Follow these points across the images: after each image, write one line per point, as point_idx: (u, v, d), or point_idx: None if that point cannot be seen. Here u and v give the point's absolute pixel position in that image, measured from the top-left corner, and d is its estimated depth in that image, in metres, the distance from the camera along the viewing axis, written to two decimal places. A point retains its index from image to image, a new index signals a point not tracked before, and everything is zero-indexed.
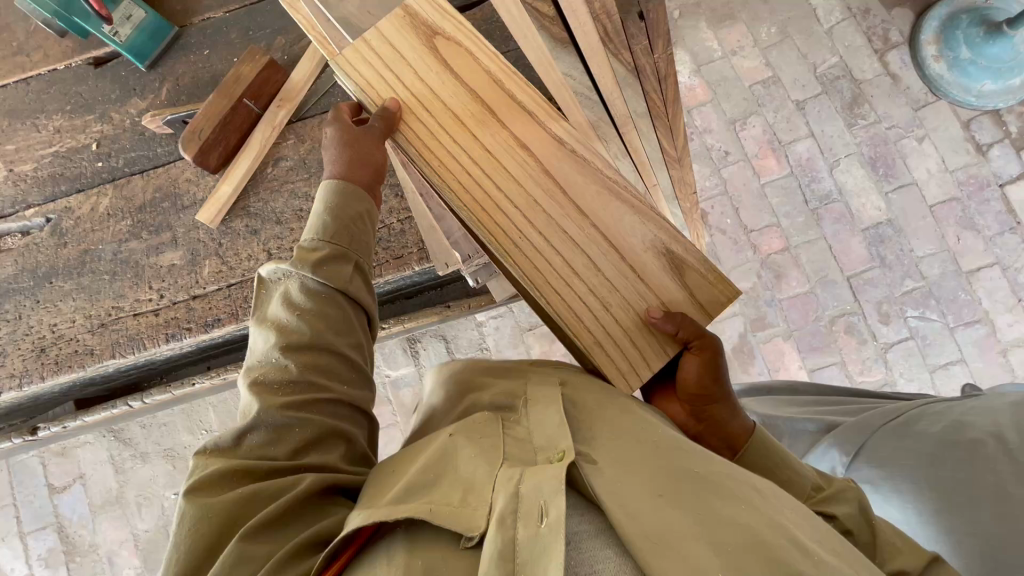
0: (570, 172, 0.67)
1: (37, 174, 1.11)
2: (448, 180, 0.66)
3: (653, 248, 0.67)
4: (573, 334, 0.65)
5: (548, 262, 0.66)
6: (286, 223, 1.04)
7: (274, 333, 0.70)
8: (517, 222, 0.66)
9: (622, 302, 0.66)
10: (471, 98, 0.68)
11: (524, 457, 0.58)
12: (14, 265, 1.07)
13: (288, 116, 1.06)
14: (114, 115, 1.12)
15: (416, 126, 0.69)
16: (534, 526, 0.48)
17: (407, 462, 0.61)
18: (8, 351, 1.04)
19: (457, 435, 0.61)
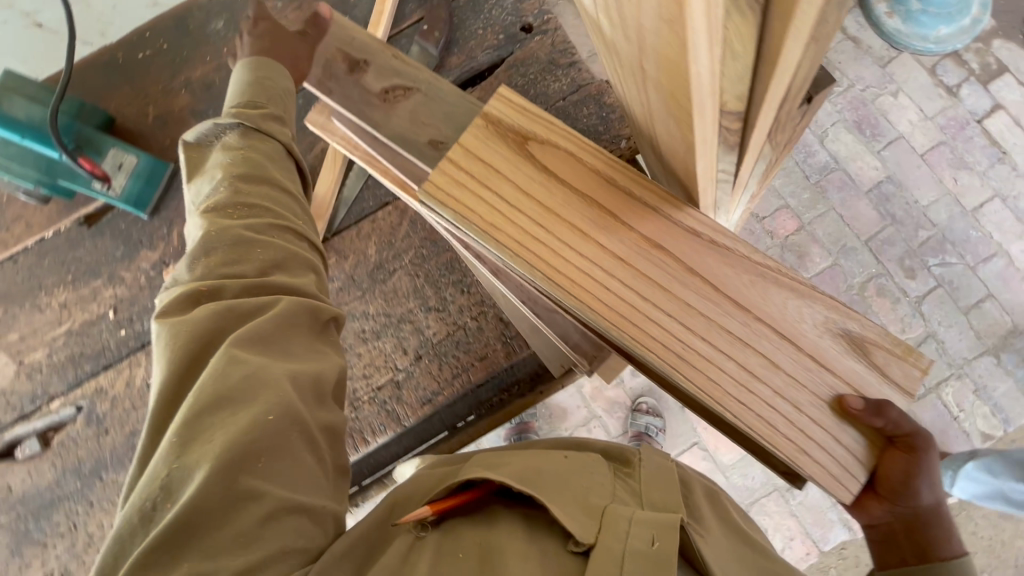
0: (716, 265, 0.61)
1: (53, 359, 0.99)
2: (593, 305, 0.58)
3: (824, 329, 0.62)
4: (773, 446, 0.58)
5: (723, 371, 0.58)
6: (350, 348, 0.95)
7: (217, 177, 0.63)
8: (677, 334, 0.59)
9: (812, 396, 0.59)
10: (586, 203, 0.62)
11: (629, 499, 0.59)
12: (54, 468, 0.95)
13: (322, 233, 0.99)
14: (125, 275, 1.01)
15: (539, 249, 0.60)
16: (644, 542, 0.49)
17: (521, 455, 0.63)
18: (71, 567, 0.92)
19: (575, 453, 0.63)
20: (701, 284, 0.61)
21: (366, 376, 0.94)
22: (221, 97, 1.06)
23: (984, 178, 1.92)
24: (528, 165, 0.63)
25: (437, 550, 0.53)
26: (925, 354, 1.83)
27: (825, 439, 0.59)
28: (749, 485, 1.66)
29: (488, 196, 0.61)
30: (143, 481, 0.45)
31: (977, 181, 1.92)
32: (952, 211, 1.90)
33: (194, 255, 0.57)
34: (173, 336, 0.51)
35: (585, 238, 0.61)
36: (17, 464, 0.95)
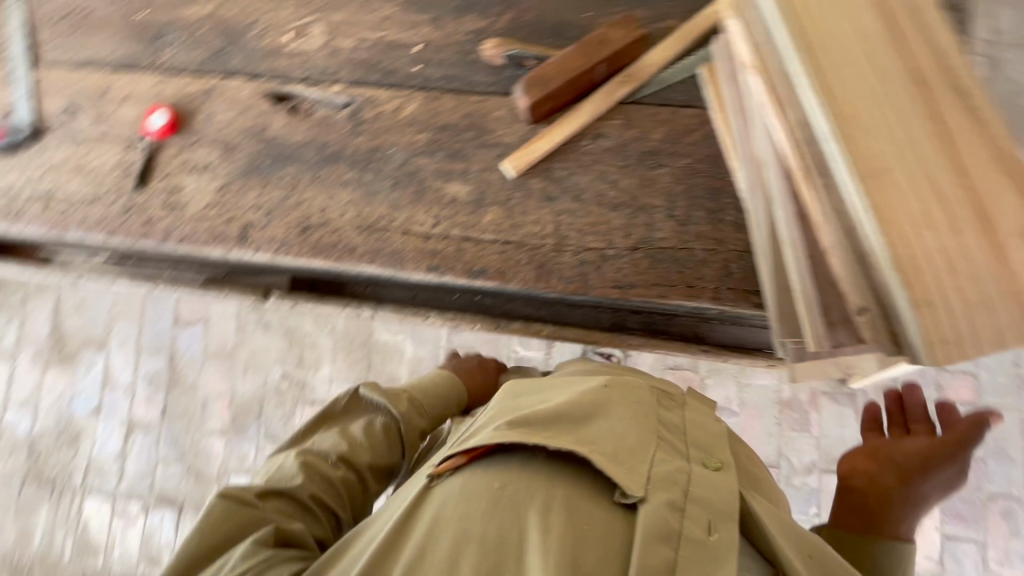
0: (939, 141, 0.65)
1: (354, 54, 1.09)
2: (827, 99, 0.66)
3: (999, 238, 0.63)
4: (901, 276, 0.61)
5: (896, 204, 0.63)
6: (585, 203, 0.98)
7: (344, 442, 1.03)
8: (880, 162, 0.64)
9: (957, 270, 0.62)
10: (870, 40, 0.69)
11: (669, 451, 0.88)
12: (306, 134, 1.06)
13: (625, 94, 1.00)
14: (446, 25, 1.08)
15: (813, 41, 0.69)
16: (685, 520, 0.77)
17: (567, 402, 0.91)
18: (274, 215, 1.03)
19: (608, 399, 0.93)
20: (944, 152, 0.65)
21: (583, 233, 0.96)
22: None
23: None
24: None
25: (521, 464, 0.83)
26: None
27: (947, 304, 0.61)
28: None
29: None
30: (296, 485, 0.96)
31: None
32: None
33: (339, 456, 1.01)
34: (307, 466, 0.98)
35: (852, 59, 0.68)
36: (281, 114, 1.07)
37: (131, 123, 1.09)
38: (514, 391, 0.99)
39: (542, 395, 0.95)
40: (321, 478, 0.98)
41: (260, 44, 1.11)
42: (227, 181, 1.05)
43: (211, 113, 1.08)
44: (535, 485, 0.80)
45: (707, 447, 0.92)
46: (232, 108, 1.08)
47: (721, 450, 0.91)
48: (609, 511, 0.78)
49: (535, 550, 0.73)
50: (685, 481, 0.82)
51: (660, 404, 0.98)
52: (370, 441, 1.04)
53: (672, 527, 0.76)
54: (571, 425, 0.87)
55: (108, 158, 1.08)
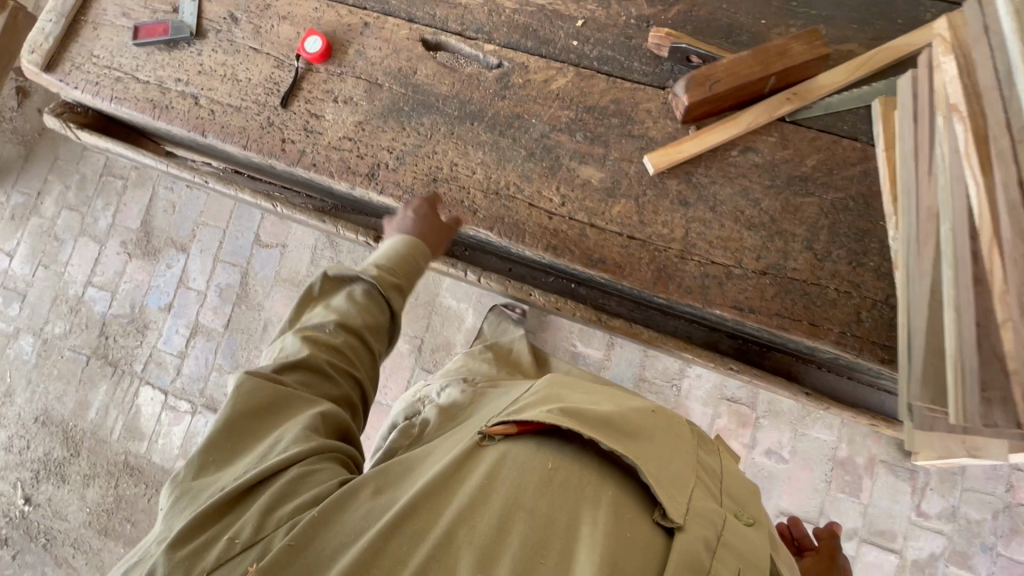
0: None
1: (514, 16, 1.07)
2: None
3: None
4: None
5: None
6: (720, 215, 0.94)
7: (335, 315, 0.92)
8: None
9: None
10: None
11: (710, 489, 0.85)
12: (450, 87, 1.05)
13: (787, 112, 0.95)
14: (613, 5, 1.05)
15: None
16: (726, 560, 0.72)
17: (619, 411, 0.86)
18: (404, 162, 1.03)
19: (653, 421, 0.89)
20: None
21: (712, 246, 0.93)
22: None
23: None
24: None
25: (570, 453, 0.79)
26: None
27: None
28: None
29: None
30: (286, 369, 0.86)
31: None
32: None
33: (329, 332, 0.90)
34: (297, 351, 0.88)
35: None
36: (430, 62, 1.07)
37: (286, 42, 1.11)
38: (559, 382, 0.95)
39: (591, 397, 0.92)
40: (329, 348, 0.89)
41: None
42: (366, 118, 1.06)
43: (363, 47, 1.09)
44: (580, 481, 0.76)
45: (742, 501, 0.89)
46: (384, 47, 1.08)
47: (754, 507, 0.87)
48: (648, 530, 0.73)
49: (585, 547, 0.68)
50: (727, 523, 0.77)
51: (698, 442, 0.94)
52: (359, 311, 0.92)
53: (702, 561, 0.71)
54: (628, 431, 0.83)
55: (258, 71, 1.10)
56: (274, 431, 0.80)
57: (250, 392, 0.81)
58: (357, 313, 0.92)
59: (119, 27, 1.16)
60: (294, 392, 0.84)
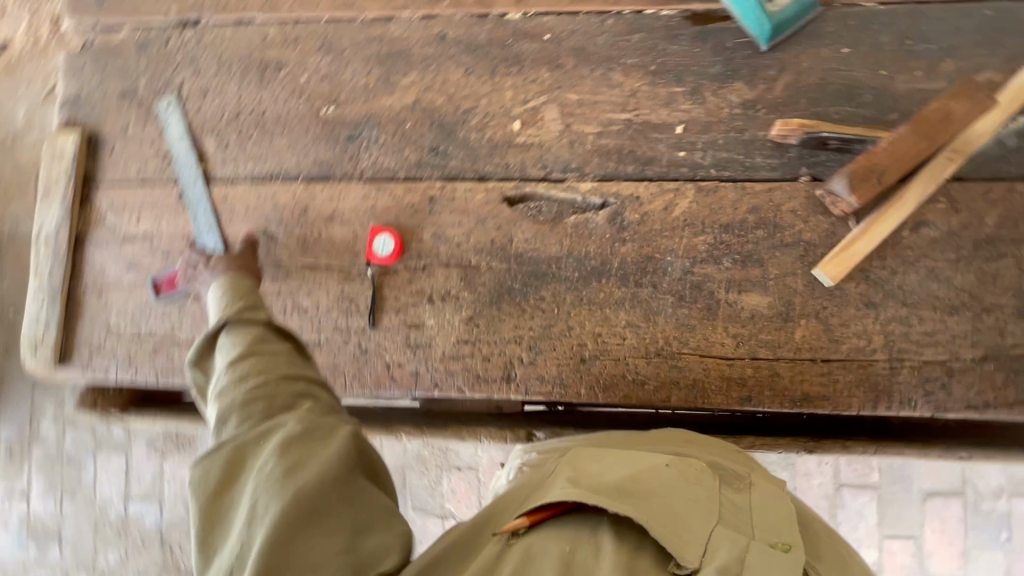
0: None
1: (600, 141, 0.91)
2: None
3: None
4: None
5: None
6: (915, 308, 0.84)
7: (235, 372, 0.74)
8: None
9: None
10: None
11: (737, 515, 0.62)
12: (559, 246, 0.90)
13: (951, 173, 0.84)
14: (709, 97, 0.91)
15: None
16: None
17: (631, 468, 0.64)
18: (541, 350, 0.88)
19: (680, 466, 0.65)
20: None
21: (918, 345, 0.84)
22: None
23: None
24: None
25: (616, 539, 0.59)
26: None
27: None
28: None
29: None
30: (214, 462, 0.67)
31: None
32: None
33: (242, 404, 0.71)
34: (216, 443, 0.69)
35: None
36: (525, 221, 0.91)
37: (345, 246, 0.92)
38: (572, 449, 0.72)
39: (604, 455, 0.69)
40: (236, 396, 0.72)
41: (483, 136, 0.93)
42: (477, 310, 0.90)
43: (440, 226, 0.92)
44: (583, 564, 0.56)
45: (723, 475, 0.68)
46: (463, 220, 0.92)
47: (790, 528, 0.61)
48: None
49: None
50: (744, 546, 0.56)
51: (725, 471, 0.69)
52: (263, 361, 0.75)
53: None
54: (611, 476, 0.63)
55: (325, 291, 0.92)
56: (246, 496, 0.64)
57: (204, 477, 0.66)
58: (256, 363, 0.75)
59: (131, 284, 0.95)
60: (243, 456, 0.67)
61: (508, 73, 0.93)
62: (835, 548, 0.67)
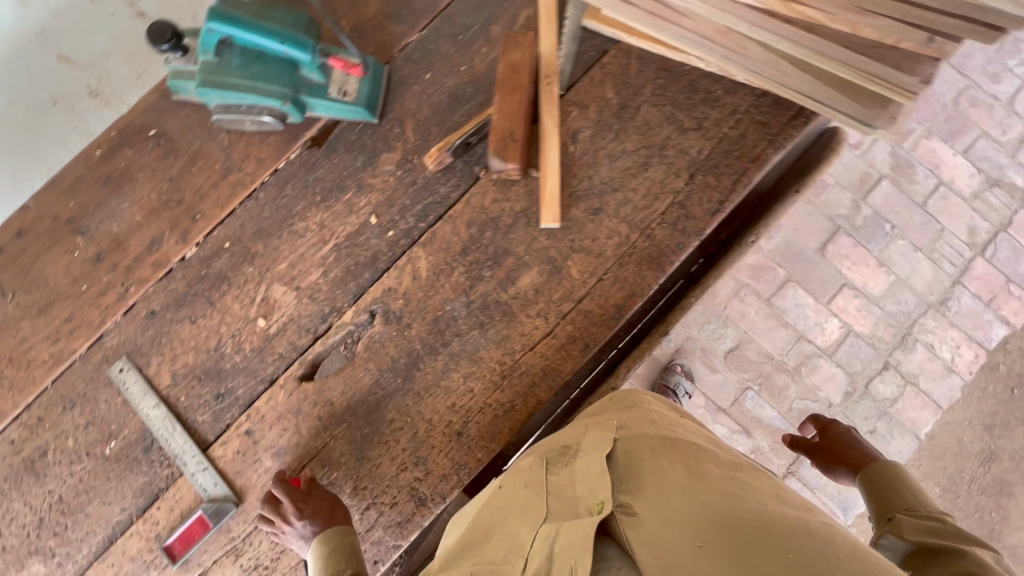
0: None
1: (329, 276, 0.98)
2: None
3: None
4: None
5: None
6: (623, 186, 0.97)
7: None
8: None
9: None
10: None
11: (559, 501, 0.72)
12: (369, 373, 0.95)
13: (559, 91, 1.00)
14: (373, 181, 1.01)
15: None
16: None
17: (480, 524, 0.77)
18: (424, 456, 0.91)
19: (511, 495, 0.79)
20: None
21: (649, 206, 0.96)
22: None
23: None
24: None
25: None
26: None
27: None
28: (904, 310, 1.84)
29: None
30: None
31: None
32: None
33: None
34: None
35: None
36: (331, 379, 0.95)
37: (215, 531, 0.91)
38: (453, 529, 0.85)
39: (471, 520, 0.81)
40: None
41: (246, 351, 0.97)
42: (355, 477, 0.92)
43: (273, 444, 0.93)
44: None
45: (559, 464, 0.80)
46: (285, 424, 0.94)
47: (603, 487, 0.71)
48: None
49: None
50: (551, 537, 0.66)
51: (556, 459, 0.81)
52: None
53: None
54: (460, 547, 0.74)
55: None
56: None
57: None
58: None
59: None
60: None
61: (223, 292, 0.99)
62: (667, 454, 0.75)
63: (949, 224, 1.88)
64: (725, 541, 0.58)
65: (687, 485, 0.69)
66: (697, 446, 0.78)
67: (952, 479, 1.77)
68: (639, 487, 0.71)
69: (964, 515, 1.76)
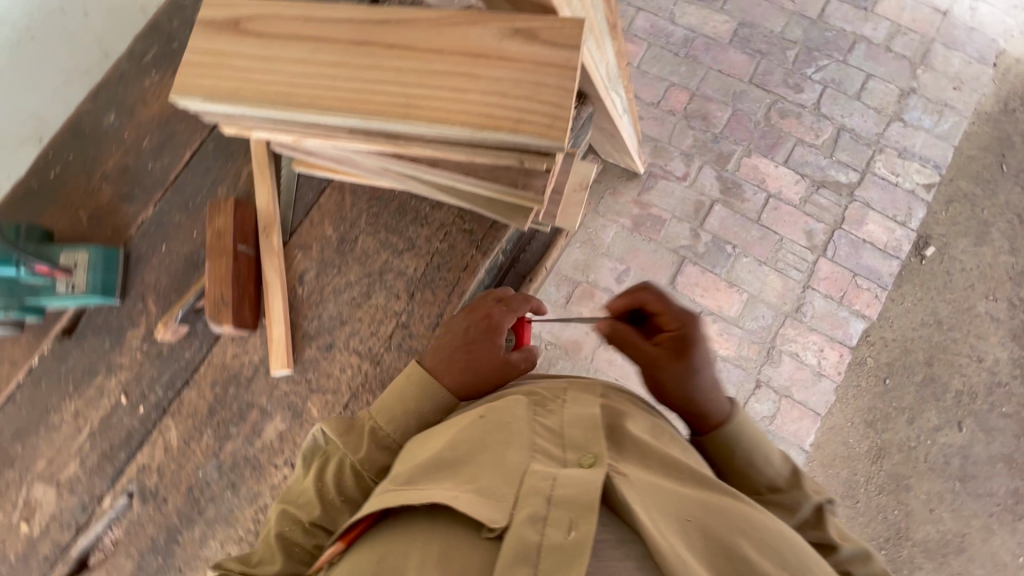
0: (409, 34, 0.72)
1: (86, 465, 1.00)
2: (320, 104, 0.71)
3: (504, 36, 0.70)
4: (495, 130, 0.67)
5: (434, 98, 0.68)
6: (350, 317, 1.01)
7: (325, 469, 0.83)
8: (397, 94, 0.69)
9: (512, 84, 0.68)
10: (303, 40, 0.74)
11: (548, 447, 0.74)
12: (131, 558, 0.95)
13: (281, 238, 1.04)
14: (121, 360, 1.04)
15: (267, 86, 0.72)
16: (562, 533, 0.59)
17: (443, 445, 0.77)
18: None
19: (494, 426, 0.77)
20: (410, 52, 0.71)
21: (377, 333, 0.99)
22: (142, 175, 1.13)
23: None
24: (248, 38, 0.75)
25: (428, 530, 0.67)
26: (845, 147, 1.99)
27: (535, 107, 0.67)
28: (763, 325, 1.86)
29: (224, 70, 0.74)
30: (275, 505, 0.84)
31: None
32: (804, 25, 2.10)
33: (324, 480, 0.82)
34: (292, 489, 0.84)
35: (307, 63, 0.72)
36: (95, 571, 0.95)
37: None
38: (404, 453, 0.80)
39: (426, 441, 0.80)
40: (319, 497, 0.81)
41: (12, 560, 0.97)
42: None
43: None
44: (405, 556, 0.63)
45: (543, 407, 0.81)
46: None
47: (598, 439, 0.73)
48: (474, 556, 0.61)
49: None
50: (548, 485, 0.65)
51: (546, 406, 0.82)
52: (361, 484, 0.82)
53: (530, 546, 0.59)
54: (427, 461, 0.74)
55: None
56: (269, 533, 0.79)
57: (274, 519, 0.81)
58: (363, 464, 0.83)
59: None
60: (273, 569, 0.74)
61: None
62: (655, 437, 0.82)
63: (786, 233, 1.93)
64: (695, 508, 0.69)
65: (686, 484, 0.73)
66: (675, 437, 0.86)
67: (848, 484, 1.76)
68: (634, 459, 0.75)
69: (868, 519, 1.73)
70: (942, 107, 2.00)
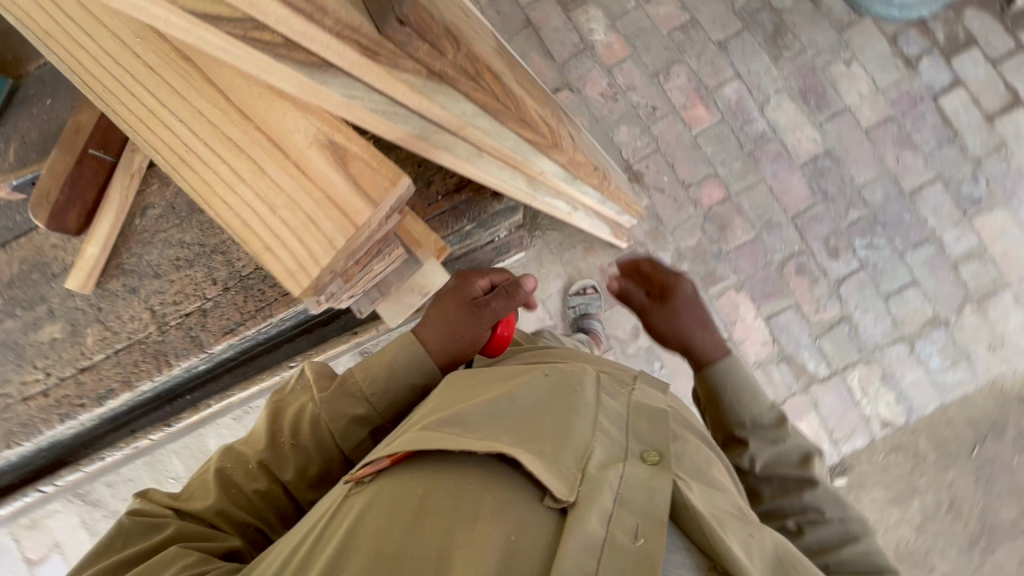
0: (235, 82, 0.63)
1: None
2: (131, 117, 0.69)
3: (314, 141, 0.60)
4: (247, 243, 0.66)
5: (221, 172, 0.65)
6: (164, 275, 0.97)
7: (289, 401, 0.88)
8: (195, 147, 0.66)
9: (286, 206, 0.62)
10: (146, 30, 0.67)
11: (610, 429, 0.74)
12: None
13: (144, 161, 0.97)
14: None
15: (95, 68, 0.70)
16: (634, 543, 0.59)
17: (501, 394, 0.76)
18: None
19: (561, 397, 0.78)
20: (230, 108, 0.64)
21: (177, 305, 0.96)
22: None
23: (929, 159, 1.80)
24: None
25: (477, 475, 0.65)
26: (836, 338, 1.78)
27: (292, 243, 0.63)
28: None
29: (66, 21, 0.69)
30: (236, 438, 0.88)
31: (921, 162, 1.80)
32: (888, 192, 1.80)
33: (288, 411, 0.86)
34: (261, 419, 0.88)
35: (138, 61, 0.67)
36: None
37: None
38: (431, 404, 0.78)
39: (477, 390, 0.80)
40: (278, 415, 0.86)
41: None
42: None
43: None
44: (460, 507, 0.62)
45: (607, 396, 0.82)
46: None
47: (663, 437, 0.74)
48: (529, 519, 0.61)
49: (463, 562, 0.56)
50: (617, 483, 0.64)
51: (609, 394, 0.83)
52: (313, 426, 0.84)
53: (595, 538, 0.58)
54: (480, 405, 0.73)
55: None
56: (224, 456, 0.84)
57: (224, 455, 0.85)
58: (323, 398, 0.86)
59: None
60: (206, 510, 0.77)
61: None
62: (702, 442, 0.84)
63: None
64: (740, 514, 0.71)
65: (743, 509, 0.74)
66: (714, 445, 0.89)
67: None
68: (697, 466, 0.76)
69: None
70: (961, 358, 1.75)
